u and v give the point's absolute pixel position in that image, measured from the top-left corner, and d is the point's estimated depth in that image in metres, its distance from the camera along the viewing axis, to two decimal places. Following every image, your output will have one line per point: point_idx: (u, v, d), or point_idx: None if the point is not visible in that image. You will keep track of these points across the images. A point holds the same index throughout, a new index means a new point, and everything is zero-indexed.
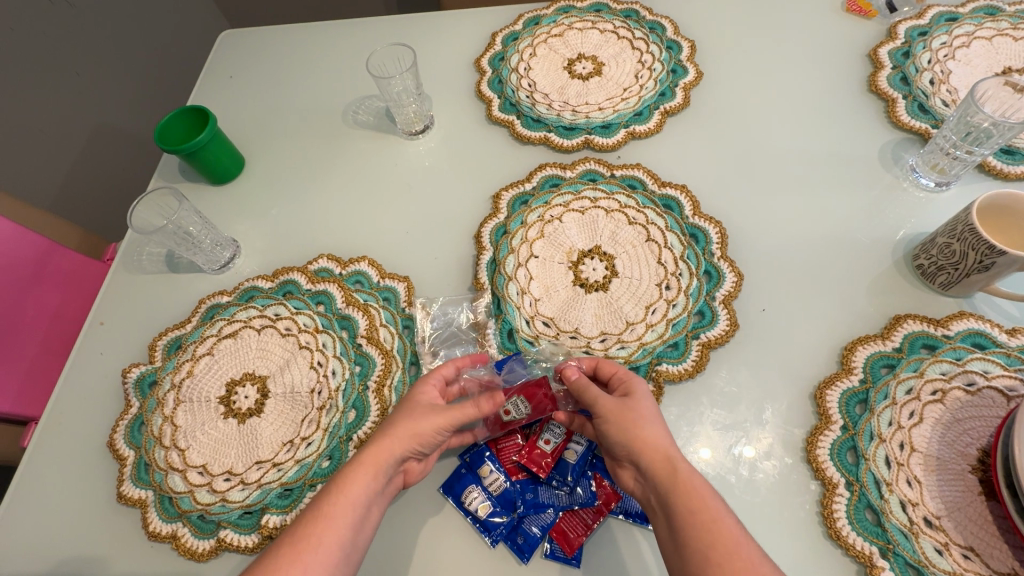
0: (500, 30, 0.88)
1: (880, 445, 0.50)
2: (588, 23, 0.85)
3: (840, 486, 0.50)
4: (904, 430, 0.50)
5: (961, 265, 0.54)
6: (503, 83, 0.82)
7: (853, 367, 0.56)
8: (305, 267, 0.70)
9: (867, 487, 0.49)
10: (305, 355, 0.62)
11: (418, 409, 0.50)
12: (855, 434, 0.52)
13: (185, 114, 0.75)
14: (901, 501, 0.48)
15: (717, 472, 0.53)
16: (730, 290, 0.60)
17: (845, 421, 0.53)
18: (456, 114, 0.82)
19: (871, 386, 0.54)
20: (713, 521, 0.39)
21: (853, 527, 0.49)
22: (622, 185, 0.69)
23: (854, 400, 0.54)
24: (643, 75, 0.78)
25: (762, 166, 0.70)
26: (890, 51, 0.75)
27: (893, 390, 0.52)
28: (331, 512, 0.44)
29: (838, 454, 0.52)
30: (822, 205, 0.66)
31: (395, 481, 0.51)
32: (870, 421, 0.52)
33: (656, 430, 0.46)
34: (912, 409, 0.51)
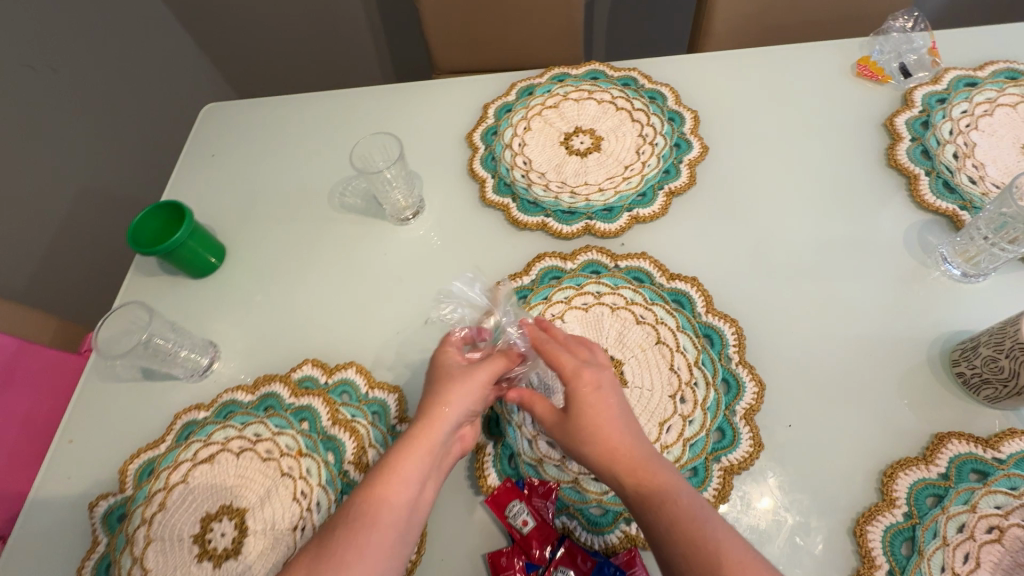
0: (492, 101, 0.84)
1: None
2: (584, 93, 0.81)
3: None
4: None
5: (1011, 381, 0.48)
6: (496, 161, 0.77)
7: (895, 498, 0.50)
8: (288, 375, 0.65)
9: None
10: (287, 484, 0.57)
11: (451, 375, 0.55)
12: None
13: (161, 210, 0.71)
14: None
15: None
16: (751, 404, 0.55)
17: (891, 565, 0.47)
18: (448, 196, 0.77)
19: (917, 522, 0.48)
20: (688, 522, 0.42)
21: None
22: (627, 279, 0.65)
23: (900, 538, 0.48)
24: (644, 150, 0.74)
25: (779, 252, 0.65)
26: (908, 120, 0.70)
27: (943, 527, 0.47)
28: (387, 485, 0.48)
29: None
30: (846, 299, 0.61)
31: (452, 452, 0.54)
32: (919, 567, 0.46)
33: (614, 429, 0.49)
34: (967, 552, 0.45)
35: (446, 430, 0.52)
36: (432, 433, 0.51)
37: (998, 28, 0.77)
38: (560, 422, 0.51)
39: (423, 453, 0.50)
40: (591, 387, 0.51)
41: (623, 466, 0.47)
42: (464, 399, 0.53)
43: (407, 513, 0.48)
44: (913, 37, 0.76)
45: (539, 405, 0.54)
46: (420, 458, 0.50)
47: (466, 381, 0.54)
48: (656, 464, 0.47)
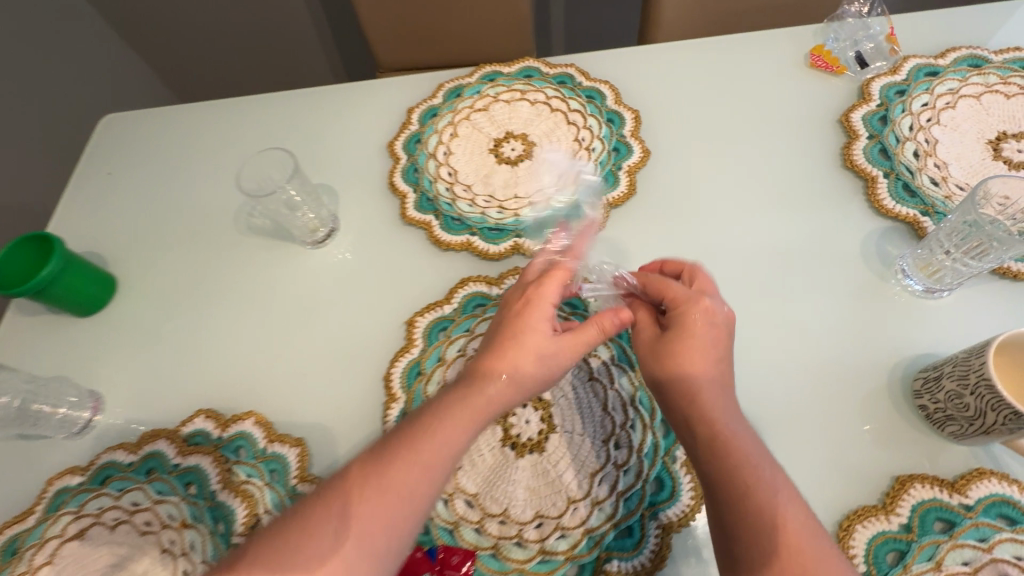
0: (417, 105, 0.76)
1: None
2: (517, 93, 0.73)
3: None
4: None
5: (976, 421, 0.42)
6: (419, 172, 0.70)
7: (853, 556, 0.44)
8: (176, 431, 0.57)
9: None
10: (168, 563, 0.48)
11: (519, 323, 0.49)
12: None
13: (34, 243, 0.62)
14: None
15: None
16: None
17: None
18: (366, 212, 0.69)
19: None
20: (765, 496, 0.40)
21: None
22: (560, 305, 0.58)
23: None
24: (581, 156, 0.67)
25: (726, 267, 0.58)
26: (865, 115, 0.64)
27: None
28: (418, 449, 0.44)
29: None
30: (800, 320, 0.55)
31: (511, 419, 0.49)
32: None
33: (706, 371, 0.46)
34: None
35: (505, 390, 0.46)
36: (495, 394, 0.46)
37: (960, 9, 0.71)
38: (654, 353, 0.48)
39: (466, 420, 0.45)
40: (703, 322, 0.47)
41: (706, 413, 0.44)
42: (528, 365, 0.47)
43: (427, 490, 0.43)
44: (869, 22, 0.70)
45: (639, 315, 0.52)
46: (471, 423, 0.45)
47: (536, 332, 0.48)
48: (734, 421, 0.44)
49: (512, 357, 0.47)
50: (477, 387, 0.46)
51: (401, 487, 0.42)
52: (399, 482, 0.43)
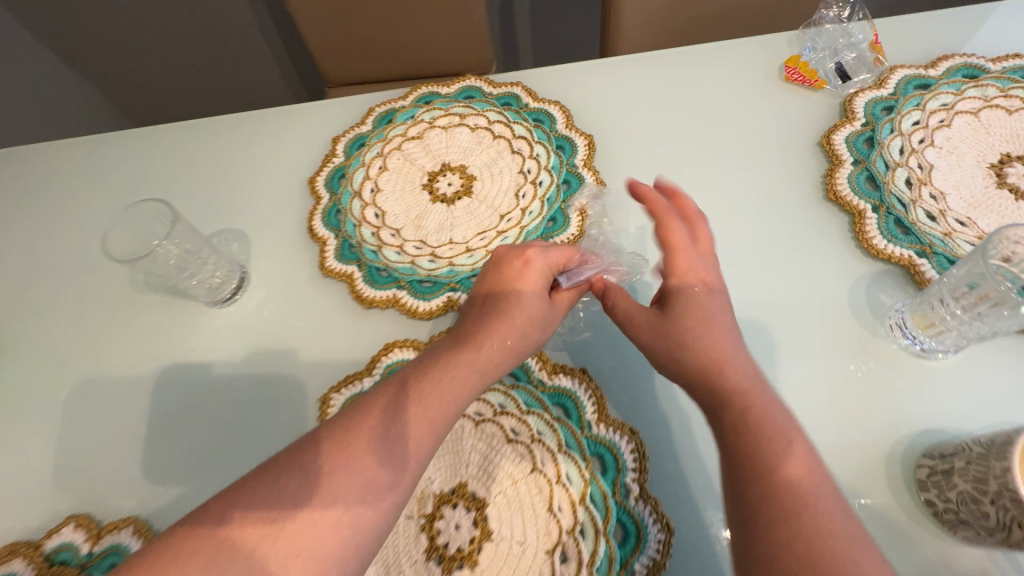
0: (344, 133, 0.67)
1: None
2: (455, 117, 0.64)
3: None
4: None
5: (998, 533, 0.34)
6: (342, 214, 0.60)
7: None
8: (35, 546, 0.46)
9: None
10: None
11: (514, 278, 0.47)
12: None
13: None
14: None
15: None
16: (656, 562, 0.41)
17: None
18: (282, 262, 0.60)
19: None
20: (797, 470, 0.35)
21: None
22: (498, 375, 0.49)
23: None
24: (525, 191, 0.58)
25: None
26: (849, 137, 0.55)
27: None
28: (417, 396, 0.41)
29: None
30: (784, 386, 0.45)
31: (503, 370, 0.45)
32: None
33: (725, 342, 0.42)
34: None
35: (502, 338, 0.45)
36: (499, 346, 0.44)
37: (945, 14, 0.64)
38: (658, 323, 0.44)
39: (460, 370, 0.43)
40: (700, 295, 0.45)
41: (737, 379, 0.40)
42: (523, 317, 0.46)
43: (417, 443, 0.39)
44: (849, 29, 0.62)
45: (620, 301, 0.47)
46: (474, 377, 0.43)
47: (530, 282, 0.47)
48: (769, 390, 0.40)
49: (513, 307, 0.45)
50: (478, 339, 0.44)
51: (407, 437, 0.39)
52: (404, 434, 0.39)
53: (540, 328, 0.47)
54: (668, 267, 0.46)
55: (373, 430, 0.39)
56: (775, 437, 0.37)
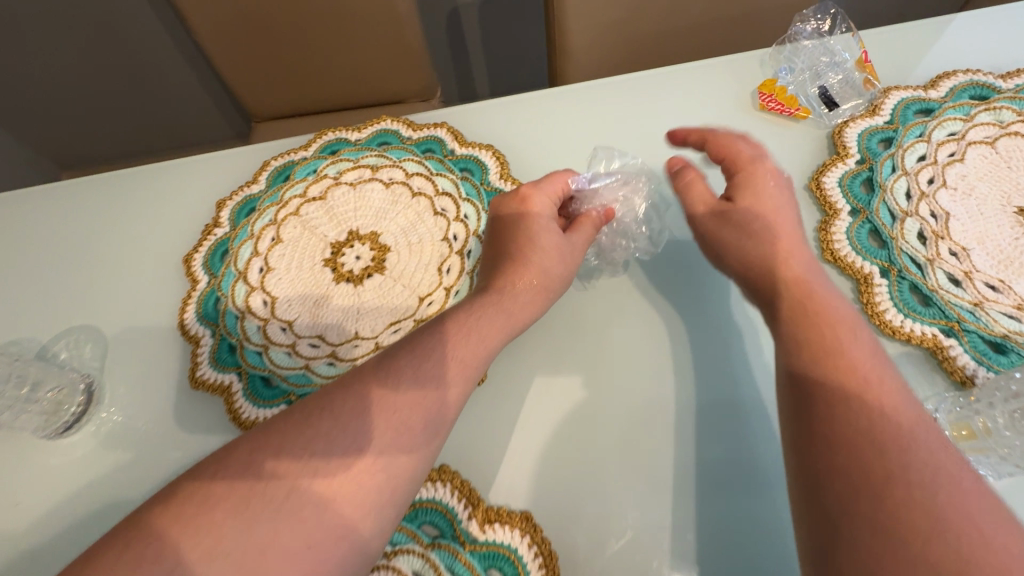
0: (230, 196, 0.54)
1: None
2: (365, 169, 0.52)
3: None
4: None
5: None
6: (220, 303, 0.48)
7: None
8: None
9: None
10: None
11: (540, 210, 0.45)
12: None
13: None
14: None
15: None
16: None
17: None
18: (147, 371, 0.47)
19: None
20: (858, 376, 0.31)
21: None
22: (411, 529, 0.37)
23: None
24: (451, 265, 0.47)
25: (698, 435, 0.40)
26: (842, 179, 0.45)
27: None
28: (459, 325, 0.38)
29: None
30: None
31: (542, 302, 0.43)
32: None
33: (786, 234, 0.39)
34: None
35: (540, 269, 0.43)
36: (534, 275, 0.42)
37: (938, 22, 0.54)
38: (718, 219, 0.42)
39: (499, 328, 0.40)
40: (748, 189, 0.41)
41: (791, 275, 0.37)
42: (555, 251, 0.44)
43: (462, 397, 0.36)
44: (830, 46, 0.52)
45: (694, 191, 0.44)
46: (507, 324, 0.40)
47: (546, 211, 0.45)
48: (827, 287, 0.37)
49: (531, 249, 0.43)
50: (503, 285, 0.42)
51: (443, 376, 0.36)
52: (437, 372, 0.36)
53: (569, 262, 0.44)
54: (729, 160, 0.43)
55: (402, 369, 0.35)
56: (829, 326, 0.34)
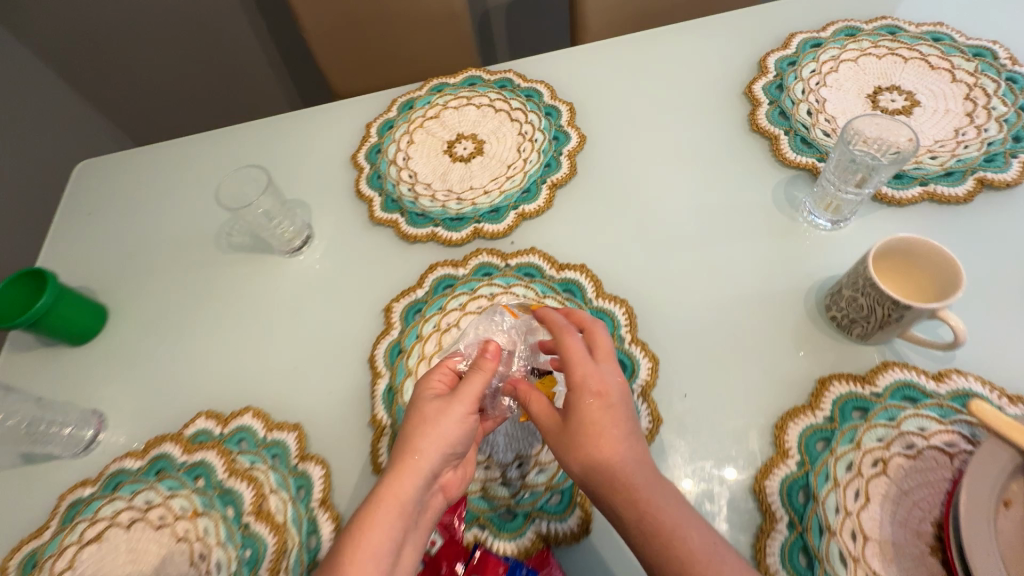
0: (374, 120, 0.82)
1: (869, 426, 0.49)
2: (462, 100, 0.81)
3: (793, 456, 0.50)
4: (886, 449, 0.48)
5: (871, 318, 0.50)
6: (382, 178, 0.76)
7: (820, 404, 0.52)
8: (180, 433, 0.61)
9: (842, 430, 0.49)
10: (182, 550, 0.52)
11: (427, 413, 0.49)
12: (837, 428, 0.50)
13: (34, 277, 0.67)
14: (919, 424, 0.48)
15: None
16: (649, 428, 0.53)
17: (833, 414, 0.51)
18: (339, 219, 0.75)
19: (837, 425, 0.50)
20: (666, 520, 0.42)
21: (786, 510, 0.48)
22: (479, 277, 0.65)
23: (851, 405, 0.51)
24: (525, 147, 0.74)
25: (695, 219, 0.65)
26: (764, 86, 0.73)
27: (860, 434, 0.49)
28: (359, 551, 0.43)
29: (841, 408, 0.51)
30: (729, 259, 0.62)
31: (433, 504, 0.49)
32: (856, 428, 0.49)
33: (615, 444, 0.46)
34: (875, 458, 0.47)
35: (423, 476, 0.47)
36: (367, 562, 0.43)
37: None
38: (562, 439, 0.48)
39: (392, 518, 0.45)
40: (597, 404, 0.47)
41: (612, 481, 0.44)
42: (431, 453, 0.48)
43: None
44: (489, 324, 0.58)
45: (535, 400, 0.51)
46: (395, 528, 0.45)
47: (450, 413, 0.49)
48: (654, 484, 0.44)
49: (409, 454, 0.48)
50: (377, 509, 0.45)
51: None
52: None
53: (458, 436, 0.49)
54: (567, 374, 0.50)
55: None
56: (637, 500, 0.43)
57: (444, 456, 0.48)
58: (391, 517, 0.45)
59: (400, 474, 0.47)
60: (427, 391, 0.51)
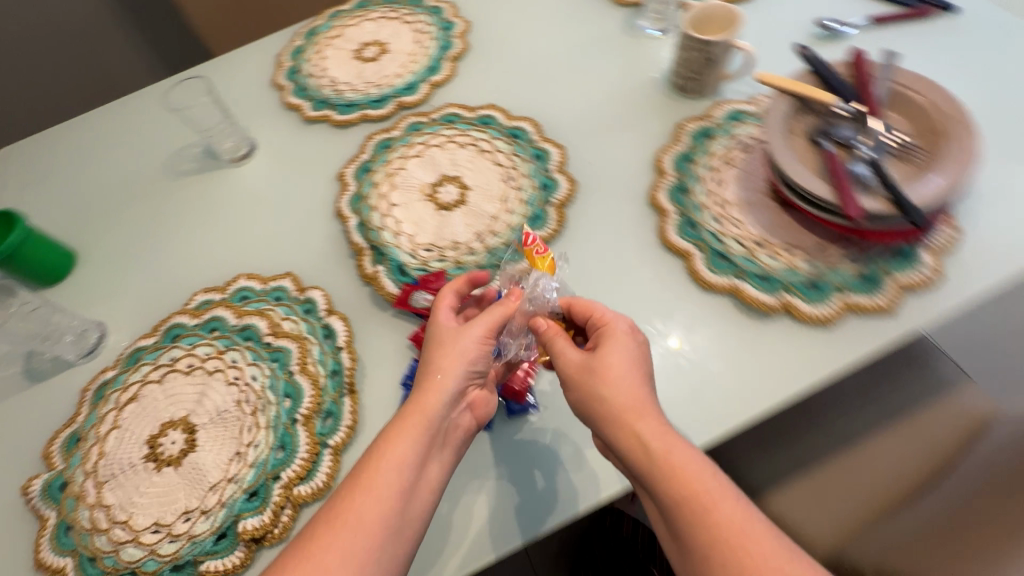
0: (284, 50, 0.93)
1: (715, 141, 0.69)
2: (358, 18, 0.94)
3: (670, 172, 0.67)
4: (728, 150, 0.68)
5: (695, 70, 0.70)
6: (305, 89, 0.87)
7: (681, 137, 0.70)
8: (185, 308, 0.68)
9: (698, 148, 0.69)
10: (219, 377, 0.61)
11: (445, 334, 0.54)
12: (694, 149, 0.69)
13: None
14: (746, 130, 0.69)
15: (614, 273, 0.63)
16: (569, 188, 0.69)
17: (690, 141, 0.69)
18: (275, 128, 0.85)
19: (694, 146, 0.69)
20: (706, 499, 0.43)
21: (674, 204, 0.65)
22: (411, 133, 0.78)
23: (699, 132, 0.70)
24: (422, 39, 0.89)
25: (567, 55, 0.82)
26: None
27: (710, 147, 0.68)
28: (374, 470, 0.47)
29: (695, 137, 0.70)
30: (599, 73, 0.79)
31: (461, 421, 0.53)
32: (707, 144, 0.69)
33: (626, 391, 0.48)
34: (722, 158, 0.67)
35: (445, 393, 0.51)
36: (378, 470, 0.47)
37: None
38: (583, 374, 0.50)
39: (415, 431, 0.49)
40: (610, 337, 0.52)
41: (636, 445, 0.46)
42: (452, 370, 0.51)
43: (395, 511, 0.46)
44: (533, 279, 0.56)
45: (562, 345, 0.52)
46: (416, 437, 0.49)
47: (466, 333, 0.53)
48: (675, 441, 0.46)
49: (430, 372, 0.52)
50: (402, 423, 0.49)
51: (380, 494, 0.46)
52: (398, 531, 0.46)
53: (468, 356, 0.52)
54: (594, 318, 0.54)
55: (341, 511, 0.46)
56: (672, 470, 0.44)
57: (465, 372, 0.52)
58: (412, 432, 0.49)
59: (427, 393, 0.51)
60: (443, 315, 0.55)
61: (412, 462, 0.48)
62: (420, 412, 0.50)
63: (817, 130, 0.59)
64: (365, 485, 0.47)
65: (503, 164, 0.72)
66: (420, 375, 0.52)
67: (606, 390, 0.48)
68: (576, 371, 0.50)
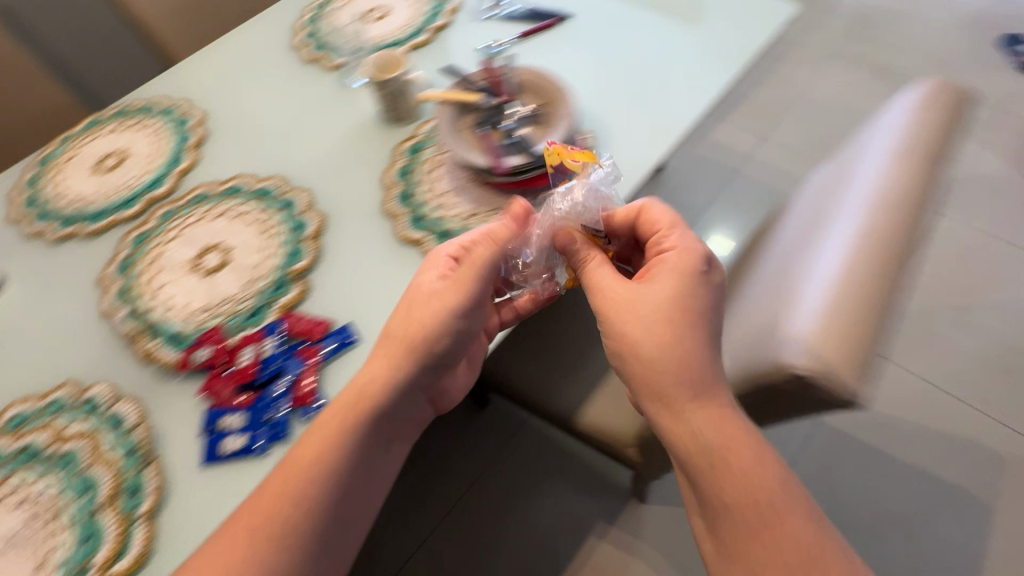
0: (17, 185, 0.93)
1: (424, 151, 0.85)
2: (93, 137, 0.98)
3: (395, 184, 0.82)
4: (435, 155, 0.85)
5: (389, 106, 0.88)
6: (47, 213, 0.88)
7: (399, 156, 0.85)
8: None
9: (412, 160, 0.84)
10: (7, 503, 0.62)
11: (417, 296, 0.61)
12: (410, 161, 0.84)
13: None
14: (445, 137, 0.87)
15: (370, 275, 0.74)
16: (319, 221, 0.80)
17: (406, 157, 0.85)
18: (22, 257, 0.84)
19: (409, 160, 0.84)
20: (737, 463, 0.51)
21: (403, 206, 0.79)
22: (166, 220, 0.84)
23: (411, 148, 0.86)
24: (161, 138, 0.95)
25: (297, 118, 0.95)
26: (302, 37, 1.07)
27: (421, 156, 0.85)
28: (304, 445, 0.56)
29: (409, 153, 0.85)
30: (326, 126, 0.93)
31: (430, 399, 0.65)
32: (419, 155, 0.85)
33: (662, 352, 0.55)
34: (432, 162, 0.84)
35: (401, 372, 0.59)
36: (310, 457, 0.56)
37: None
38: (635, 298, 0.58)
39: (356, 414, 0.58)
40: (679, 258, 0.59)
41: (675, 411, 0.54)
42: (405, 344, 0.60)
43: (322, 483, 0.56)
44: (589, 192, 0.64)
45: (600, 273, 0.61)
46: (343, 424, 0.57)
47: (440, 295, 0.61)
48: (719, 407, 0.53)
49: (392, 344, 0.60)
50: (351, 396, 0.58)
51: (309, 464, 0.56)
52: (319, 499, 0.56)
53: (435, 331, 0.60)
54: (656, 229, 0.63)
55: (246, 505, 0.55)
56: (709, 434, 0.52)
57: (422, 351, 0.60)
58: (345, 415, 0.57)
59: (379, 367, 0.59)
60: (429, 274, 0.63)
61: (348, 445, 0.57)
62: (363, 400, 0.58)
63: (479, 122, 0.78)
64: (295, 464, 0.56)
65: (257, 221, 0.81)
66: (380, 343, 0.61)
67: (638, 352, 0.56)
68: (624, 292, 0.59)
